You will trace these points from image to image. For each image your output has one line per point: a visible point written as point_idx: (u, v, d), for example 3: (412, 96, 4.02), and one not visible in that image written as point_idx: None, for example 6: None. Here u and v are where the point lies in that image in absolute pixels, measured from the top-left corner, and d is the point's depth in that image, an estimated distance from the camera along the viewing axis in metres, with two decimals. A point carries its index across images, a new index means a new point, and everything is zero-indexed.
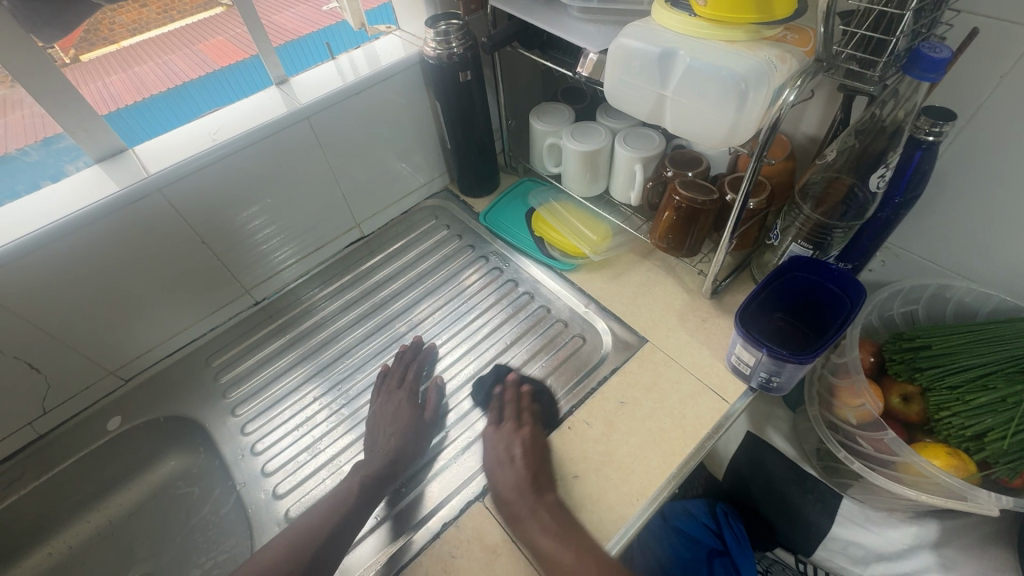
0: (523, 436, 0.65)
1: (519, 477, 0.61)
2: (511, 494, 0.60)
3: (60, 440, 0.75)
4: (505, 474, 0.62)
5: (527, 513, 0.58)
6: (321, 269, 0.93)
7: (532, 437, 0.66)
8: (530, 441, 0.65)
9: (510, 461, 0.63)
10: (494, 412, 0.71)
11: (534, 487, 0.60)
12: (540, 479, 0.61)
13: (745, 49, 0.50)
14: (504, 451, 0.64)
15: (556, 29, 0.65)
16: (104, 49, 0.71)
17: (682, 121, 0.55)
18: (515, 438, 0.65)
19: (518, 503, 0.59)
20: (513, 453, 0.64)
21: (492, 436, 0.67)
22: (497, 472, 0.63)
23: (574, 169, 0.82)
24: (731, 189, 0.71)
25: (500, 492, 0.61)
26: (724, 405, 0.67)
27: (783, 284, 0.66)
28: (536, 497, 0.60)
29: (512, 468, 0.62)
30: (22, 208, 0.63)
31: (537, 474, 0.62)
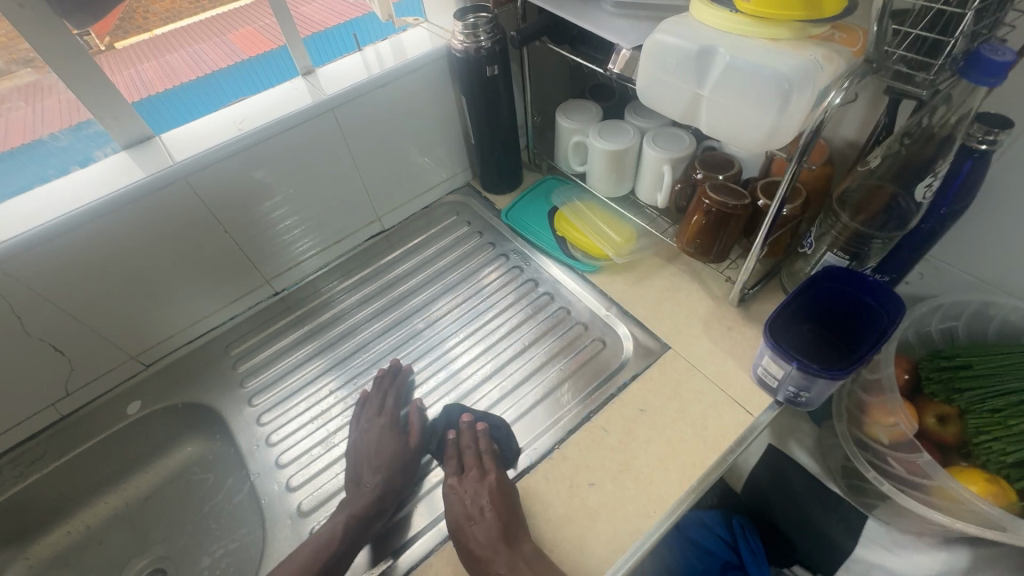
0: (486, 482, 0.61)
1: (493, 527, 0.57)
2: (490, 542, 0.56)
3: (81, 422, 0.76)
4: (475, 531, 0.57)
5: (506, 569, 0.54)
6: (340, 262, 0.93)
7: (495, 484, 0.61)
8: (492, 488, 0.61)
9: (477, 509, 0.59)
10: (452, 459, 0.67)
11: (506, 536, 0.56)
12: (512, 531, 0.57)
13: (789, 48, 0.47)
14: (468, 498, 0.61)
15: (588, 24, 0.63)
16: (138, 36, 0.73)
17: (719, 122, 0.53)
18: (467, 488, 0.62)
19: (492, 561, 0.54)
20: (478, 497, 0.60)
21: (453, 487, 0.63)
22: (468, 524, 0.58)
23: (600, 168, 0.80)
24: (764, 194, 0.68)
25: (468, 550, 0.56)
26: (748, 418, 0.64)
27: (815, 295, 0.63)
28: (512, 550, 0.55)
29: (480, 523, 0.57)
30: (51, 192, 0.63)
31: (509, 526, 0.57)
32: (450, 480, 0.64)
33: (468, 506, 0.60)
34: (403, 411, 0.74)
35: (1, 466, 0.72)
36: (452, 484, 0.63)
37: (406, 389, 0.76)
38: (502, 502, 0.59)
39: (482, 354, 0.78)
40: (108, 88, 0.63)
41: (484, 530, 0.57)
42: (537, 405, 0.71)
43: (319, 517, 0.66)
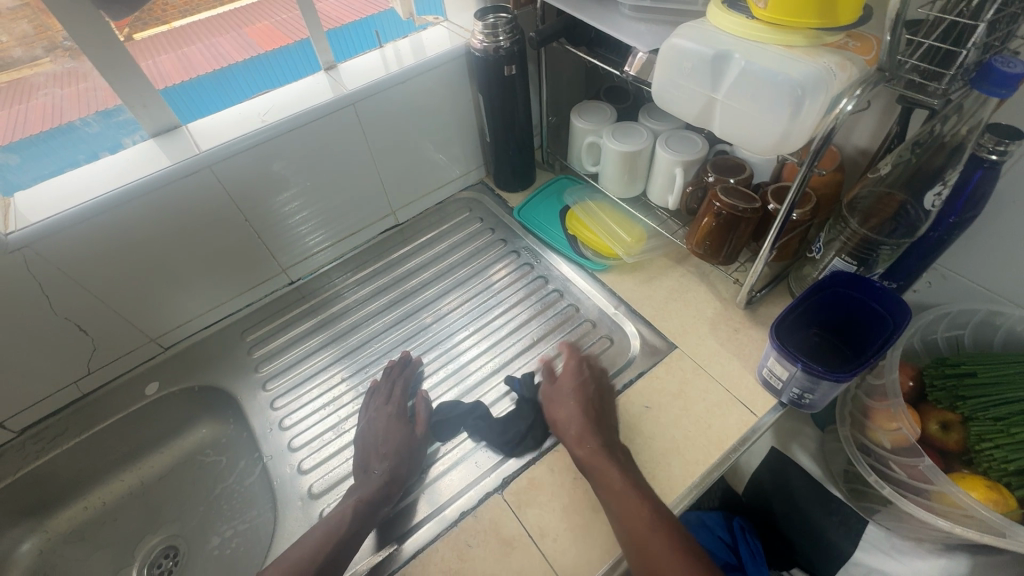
0: (590, 373, 0.70)
1: (591, 414, 0.65)
2: (580, 432, 0.63)
3: (101, 401, 0.78)
4: (573, 407, 0.66)
5: (597, 447, 0.61)
6: (355, 253, 0.95)
7: (600, 378, 0.70)
8: (596, 379, 0.70)
9: (584, 395, 0.67)
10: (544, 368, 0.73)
11: (597, 422, 0.64)
12: (603, 419, 0.65)
13: (804, 55, 0.48)
14: (577, 387, 0.68)
15: (606, 27, 0.64)
16: (155, 27, 0.71)
17: (732, 126, 0.54)
18: (582, 378, 0.69)
19: (585, 442, 0.62)
20: (591, 387, 0.68)
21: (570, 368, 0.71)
22: (568, 402, 0.67)
23: (613, 169, 0.81)
24: (774, 199, 0.69)
25: (568, 421, 0.65)
26: (752, 418, 0.65)
27: (822, 299, 0.64)
28: (608, 438, 0.63)
29: (576, 402, 0.66)
30: (82, 177, 0.66)
31: (599, 414, 0.65)
32: (571, 365, 0.71)
33: (572, 389, 0.68)
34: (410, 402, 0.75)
35: (24, 440, 0.75)
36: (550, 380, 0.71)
37: (413, 379, 0.77)
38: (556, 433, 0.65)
39: (490, 348, 0.80)
40: (138, 77, 0.65)
41: (571, 411, 0.65)
42: None
43: (328, 501, 0.67)
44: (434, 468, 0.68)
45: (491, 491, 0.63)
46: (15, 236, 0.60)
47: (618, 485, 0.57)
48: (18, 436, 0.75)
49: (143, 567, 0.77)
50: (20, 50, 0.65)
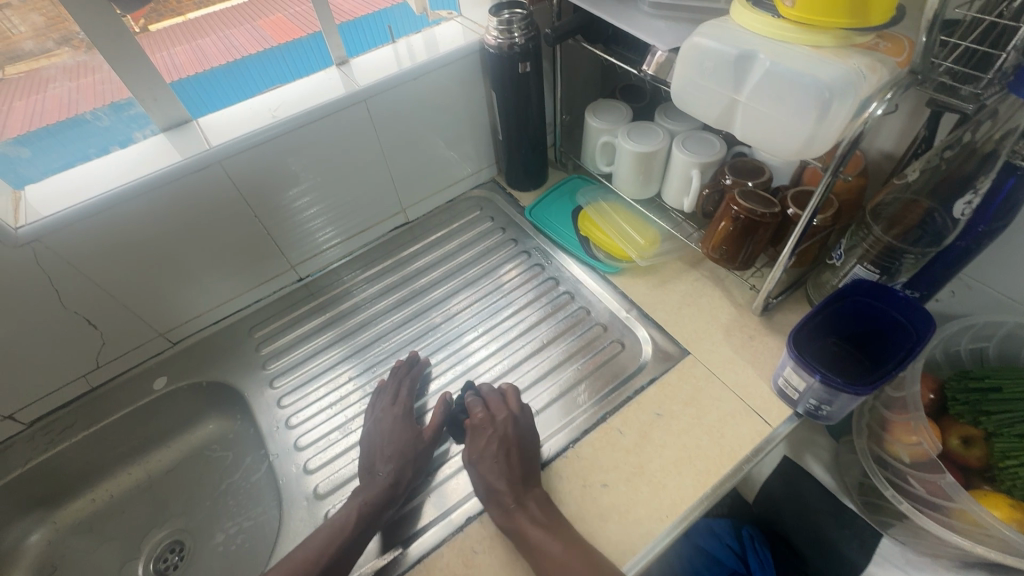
0: (499, 431, 0.64)
1: (510, 474, 0.60)
2: (501, 492, 0.59)
3: (110, 394, 0.79)
4: (492, 468, 0.61)
5: (516, 509, 0.57)
6: (364, 251, 0.94)
7: (509, 429, 0.64)
8: (505, 436, 0.63)
9: (502, 455, 0.62)
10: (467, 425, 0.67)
11: (522, 486, 0.59)
12: (527, 478, 0.61)
13: (832, 56, 0.46)
14: (494, 445, 0.63)
15: (624, 24, 0.62)
16: (171, 19, 0.72)
17: (754, 129, 0.52)
18: (495, 433, 0.64)
19: (503, 507, 0.58)
20: (508, 446, 0.62)
21: (472, 428, 0.65)
22: (486, 466, 0.62)
23: (627, 169, 0.79)
24: (794, 204, 0.67)
25: (484, 489, 0.60)
26: (766, 428, 0.64)
27: (842, 309, 0.63)
28: (522, 497, 0.59)
29: (494, 465, 0.61)
30: (93, 172, 0.65)
31: (520, 471, 0.61)
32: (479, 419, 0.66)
33: (484, 453, 0.62)
34: (419, 403, 0.75)
35: (34, 432, 0.75)
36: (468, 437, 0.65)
37: (421, 379, 0.77)
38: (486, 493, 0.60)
39: (500, 350, 0.79)
40: (150, 70, 0.65)
41: (491, 474, 0.61)
42: (553, 403, 0.71)
43: (334, 502, 0.67)
44: (440, 471, 0.67)
45: None
46: (26, 230, 0.60)
47: (555, 551, 0.54)
48: (28, 428, 0.75)
49: (150, 560, 0.77)
50: (33, 43, 0.65)
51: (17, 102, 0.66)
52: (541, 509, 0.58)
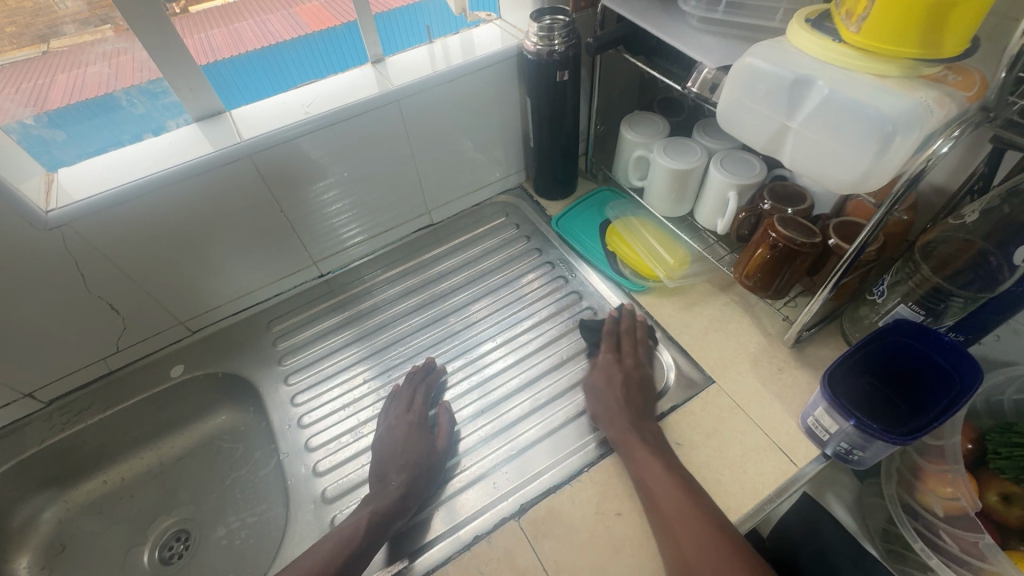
0: (623, 369, 0.69)
1: (631, 407, 0.65)
2: (615, 416, 0.64)
3: (130, 377, 0.79)
4: (612, 397, 0.67)
5: (630, 430, 0.62)
6: (387, 251, 0.93)
7: (632, 371, 0.69)
8: (631, 375, 0.69)
9: (620, 386, 0.67)
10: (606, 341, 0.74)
11: (638, 415, 0.64)
12: (645, 409, 0.66)
13: (897, 87, 0.43)
14: (613, 377, 0.68)
15: (671, 38, 0.60)
16: (211, 2, 0.71)
17: (805, 158, 0.50)
18: (616, 368, 0.69)
19: (617, 425, 0.63)
20: (626, 379, 0.68)
21: (606, 365, 0.70)
22: (604, 398, 0.67)
23: (661, 186, 0.77)
24: (836, 234, 0.64)
25: (602, 411, 0.66)
26: (791, 468, 0.61)
27: (881, 349, 0.60)
28: (640, 419, 0.64)
29: (615, 395, 0.67)
30: (126, 159, 0.65)
31: (642, 405, 0.66)
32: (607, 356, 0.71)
33: (604, 385, 0.68)
34: (431, 411, 0.73)
35: (52, 411, 0.76)
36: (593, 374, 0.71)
37: (435, 387, 0.75)
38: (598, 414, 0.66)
39: (516, 364, 0.77)
40: (185, 61, 0.64)
41: (609, 399, 0.67)
42: (569, 422, 0.70)
43: (342, 507, 0.66)
44: (451, 484, 0.66)
45: (508, 516, 0.61)
46: (56, 213, 0.60)
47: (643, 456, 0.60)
48: (47, 406, 0.76)
49: (155, 547, 0.76)
50: (73, 24, 0.63)
51: (60, 75, 0.64)
52: (653, 438, 0.62)
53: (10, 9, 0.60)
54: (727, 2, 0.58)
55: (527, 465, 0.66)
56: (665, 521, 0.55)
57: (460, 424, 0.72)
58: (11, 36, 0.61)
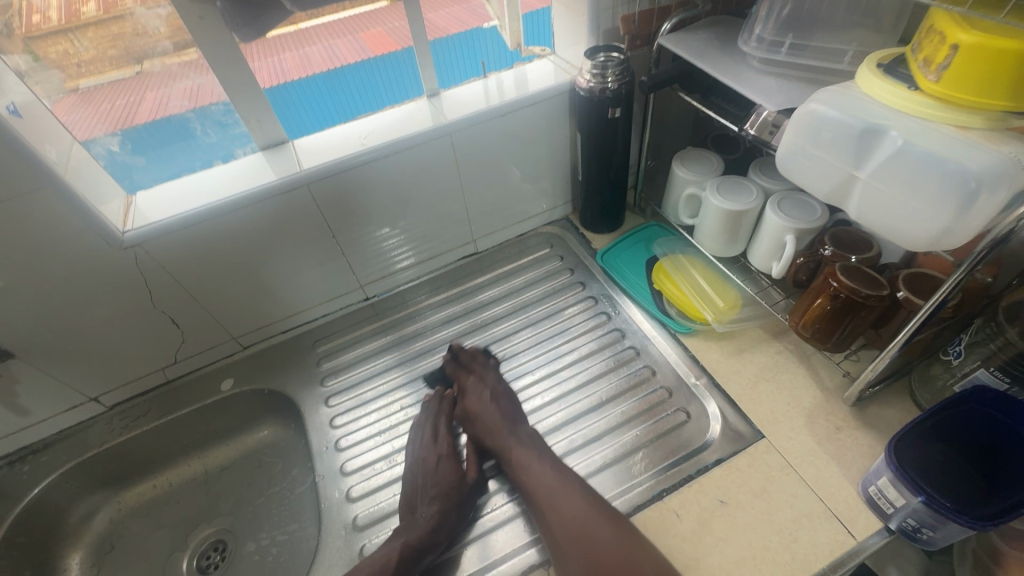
0: (490, 383, 0.74)
1: (502, 414, 0.70)
2: (495, 427, 0.68)
3: (182, 389, 0.83)
4: (482, 413, 0.70)
5: (507, 437, 0.67)
6: (432, 277, 0.95)
7: (499, 385, 0.74)
8: (498, 387, 0.73)
9: (489, 401, 0.71)
10: (451, 369, 0.78)
11: (509, 421, 0.69)
12: (515, 416, 0.70)
13: (983, 141, 0.40)
14: (482, 393, 0.73)
15: (730, 79, 0.59)
16: (285, 27, 0.71)
17: (876, 213, 0.47)
18: (483, 385, 0.74)
19: (495, 436, 0.68)
20: (491, 394, 0.72)
21: (471, 384, 0.74)
22: (478, 411, 0.71)
23: (712, 225, 0.75)
24: (905, 286, 0.60)
25: (478, 426, 0.70)
26: (849, 540, 0.56)
27: (957, 420, 0.54)
28: (513, 425, 0.68)
29: (490, 408, 0.70)
30: (197, 184, 0.70)
31: (514, 415, 0.70)
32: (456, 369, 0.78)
33: (477, 403, 0.72)
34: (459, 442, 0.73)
35: (112, 415, 0.81)
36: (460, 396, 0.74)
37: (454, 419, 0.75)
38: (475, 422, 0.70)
39: (553, 401, 0.75)
40: (254, 95, 0.68)
41: (490, 416, 0.70)
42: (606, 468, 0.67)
43: (372, 536, 0.66)
44: (480, 523, 0.65)
45: (537, 563, 0.59)
46: (130, 235, 0.64)
47: (521, 454, 0.65)
48: (108, 411, 0.81)
49: (193, 556, 0.78)
50: (161, 63, 0.67)
51: (149, 94, 0.68)
52: (529, 438, 0.67)
53: (113, 33, 0.64)
54: (790, 44, 0.57)
55: None
56: (538, 506, 0.60)
57: (491, 461, 0.70)
58: (110, 58, 0.65)
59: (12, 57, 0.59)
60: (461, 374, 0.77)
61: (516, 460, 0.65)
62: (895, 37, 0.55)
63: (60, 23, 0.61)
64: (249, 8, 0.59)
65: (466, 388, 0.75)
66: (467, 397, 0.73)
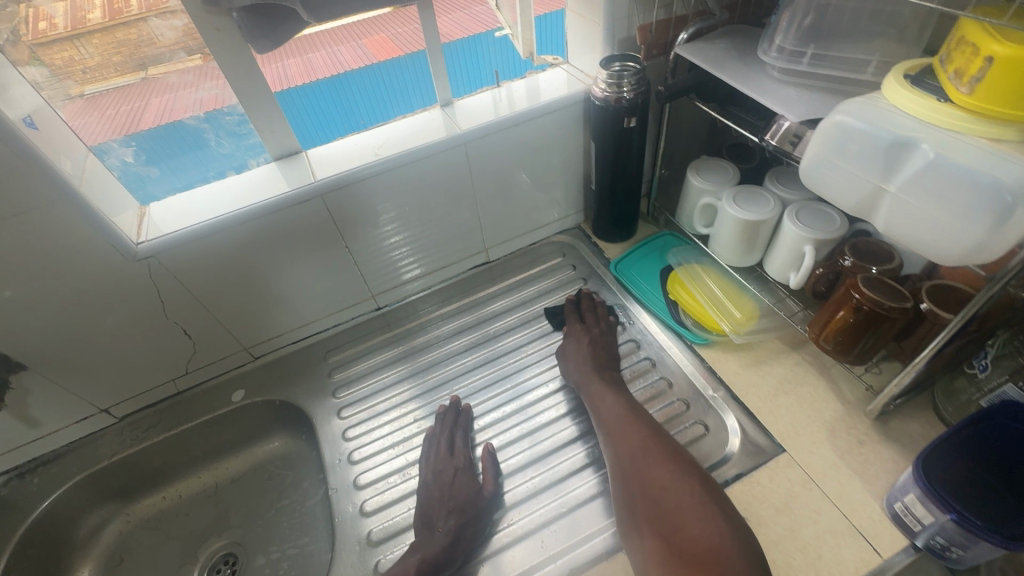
0: (591, 333, 0.78)
1: (595, 359, 0.73)
2: (582, 365, 0.73)
3: (193, 399, 0.83)
4: (579, 356, 0.75)
5: (592, 374, 0.71)
6: (444, 286, 0.94)
7: (602, 338, 0.77)
8: (598, 338, 0.77)
9: (589, 345, 0.75)
10: (577, 314, 0.82)
11: (600, 365, 0.73)
12: (608, 363, 0.74)
13: (1017, 154, 0.39)
14: (580, 340, 0.77)
15: (749, 89, 0.58)
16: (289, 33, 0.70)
17: (906, 226, 0.46)
18: (583, 333, 0.78)
19: (582, 372, 0.72)
20: (592, 339, 0.76)
21: (576, 330, 0.79)
22: (573, 351, 0.76)
23: (729, 235, 0.74)
24: (929, 298, 0.59)
25: (571, 363, 0.75)
26: (875, 559, 0.55)
27: (987, 434, 0.53)
28: (602, 369, 0.72)
29: (581, 352, 0.75)
30: (210, 195, 0.69)
31: (607, 361, 0.74)
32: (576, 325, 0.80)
33: (575, 346, 0.76)
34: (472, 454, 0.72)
35: (123, 426, 0.80)
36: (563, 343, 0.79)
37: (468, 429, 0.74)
38: (569, 366, 0.75)
39: (564, 416, 0.74)
40: (270, 106, 0.68)
41: (576, 360, 0.74)
42: None
43: (387, 551, 0.65)
44: (496, 539, 0.63)
45: None
46: (144, 246, 0.64)
47: (599, 392, 0.69)
48: (118, 422, 0.80)
49: (204, 569, 0.77)
50: (176, 75, 0.67)
51: (153, 99, 0.67)
52: (614, 382, 0.71)
53: (119, 41, 0.63)
54: (812, 54, 0.56)
55: (576, 524, 0.63)
56: (605, 428, 0.65)
57: (505, 475, 0.69)
58: (115, 64, 0.64)
59: (25, 69, 0.59)
60: (573, 321, 0.81)
61: (594, 396, 0.69)
62: (919, 48, 0.54)
63: (66, 29, 0.60)
64: (266, 19, 0.59)
65: (568, 334, 0.79)
66: (568, 341, 0.78)
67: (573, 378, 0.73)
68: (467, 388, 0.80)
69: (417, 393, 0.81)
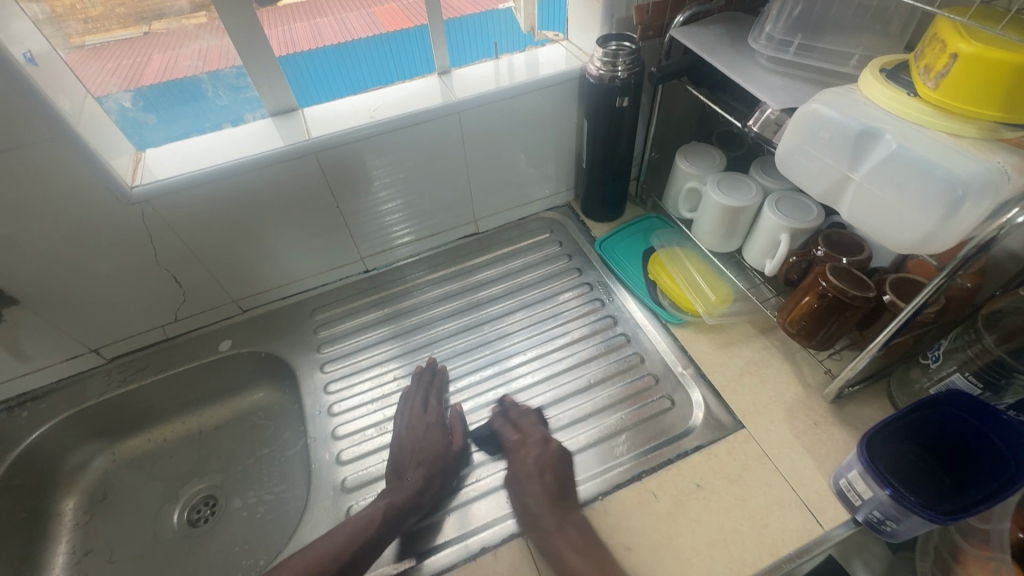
0: (536, 450, 0.67)
1: (547, 492, 0.63)
2: (537, 509, 0.61)
3: (180, 347, 0.85)
4: (533, 489, 0.63)
5: (553, 529, 0.60)
6: (432, 254, 0.96)
7: (554, 449, 0.67)
8: (546, 456, 0.66)
9: (536, 475, 0.64)
10: (511, 434, 0.70)
11: (559, 501, 0.62)
12: (566, 496, 0.63)
13: (973, 150, 0.41)
14: (526, 466, 0.66)
15: (736, 75, 0.59)
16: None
17: (867, 214, 0.49)
18: (530, 453, 0.67)
19: (538, 522, 0.60)
20: (541, 467, 0.65)
21: (517, 454, 0.67)
22: (519, 494, 0.64)
23: (710, 220, 0.76)
24: (892, 290, 0.61)
25: (522, 508, 0.63)
26: (816, 529, 0.59)
27: (929, 418, 0.56)
28: (561, 516, 0.61)
29: (534, 487, 0.63)
30: (206, 146, 0.70)
31: (561, 493, 0.63)
32: (532, 439, 0.68)
33: (526, 476, 0.65)
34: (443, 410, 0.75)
35: (112, 368, 0.82)
36: (513, 458, 0.67)
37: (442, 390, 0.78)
38: (523, 502, 0.63)
39: (532, 385, 0.77)
40: (267, 62, 0.69)
41: (532, 491, 0.63)
42: (589, 447, 0.69)
43: (358, 498, 0.68)
44: (463, 492, 0.67)
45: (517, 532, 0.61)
46: (139, 190, 0.65)
47: (569, 559, 0.57)
48: (108, 363, 0.82)
49: (184, 508, 0.80)
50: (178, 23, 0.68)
51: (155, 56, 0.69)
52: (574, 530, 0.60)
53: None
54: (799, 44, 0.58)
55: None
56: None
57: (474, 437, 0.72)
58: (118, 16, 0.66)
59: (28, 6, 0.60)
60: (515, 431, 0.70)
61: (565, 565, 0.57)
62: (901, 45, 0.56)
63: None
64: None
65: (513, 450, 0.68)
66: (518, 461, 0.67)
67: (522, 523, 0.61)
68: (448, 351, 0.83)
69: (397, 354, 0.84)
